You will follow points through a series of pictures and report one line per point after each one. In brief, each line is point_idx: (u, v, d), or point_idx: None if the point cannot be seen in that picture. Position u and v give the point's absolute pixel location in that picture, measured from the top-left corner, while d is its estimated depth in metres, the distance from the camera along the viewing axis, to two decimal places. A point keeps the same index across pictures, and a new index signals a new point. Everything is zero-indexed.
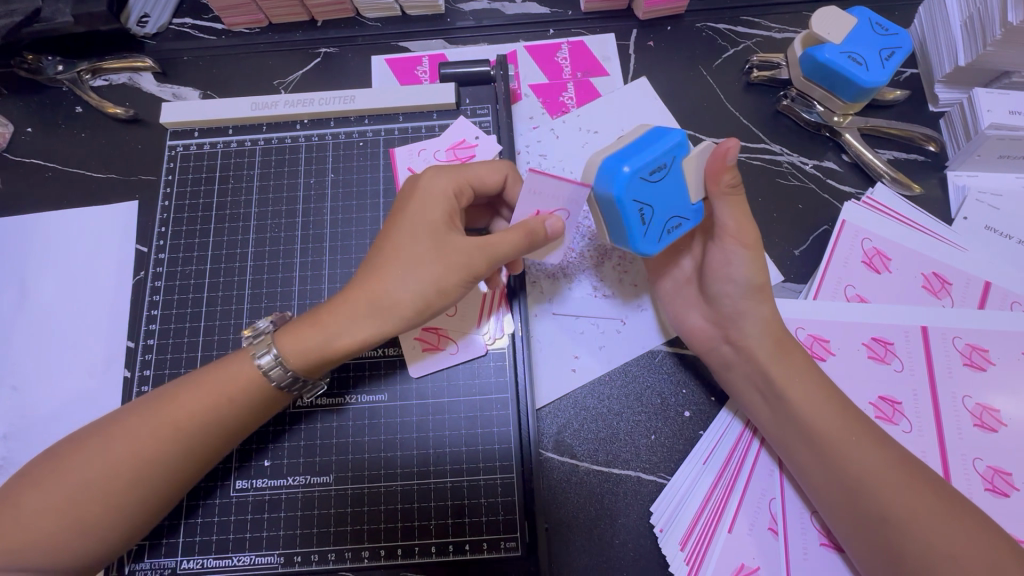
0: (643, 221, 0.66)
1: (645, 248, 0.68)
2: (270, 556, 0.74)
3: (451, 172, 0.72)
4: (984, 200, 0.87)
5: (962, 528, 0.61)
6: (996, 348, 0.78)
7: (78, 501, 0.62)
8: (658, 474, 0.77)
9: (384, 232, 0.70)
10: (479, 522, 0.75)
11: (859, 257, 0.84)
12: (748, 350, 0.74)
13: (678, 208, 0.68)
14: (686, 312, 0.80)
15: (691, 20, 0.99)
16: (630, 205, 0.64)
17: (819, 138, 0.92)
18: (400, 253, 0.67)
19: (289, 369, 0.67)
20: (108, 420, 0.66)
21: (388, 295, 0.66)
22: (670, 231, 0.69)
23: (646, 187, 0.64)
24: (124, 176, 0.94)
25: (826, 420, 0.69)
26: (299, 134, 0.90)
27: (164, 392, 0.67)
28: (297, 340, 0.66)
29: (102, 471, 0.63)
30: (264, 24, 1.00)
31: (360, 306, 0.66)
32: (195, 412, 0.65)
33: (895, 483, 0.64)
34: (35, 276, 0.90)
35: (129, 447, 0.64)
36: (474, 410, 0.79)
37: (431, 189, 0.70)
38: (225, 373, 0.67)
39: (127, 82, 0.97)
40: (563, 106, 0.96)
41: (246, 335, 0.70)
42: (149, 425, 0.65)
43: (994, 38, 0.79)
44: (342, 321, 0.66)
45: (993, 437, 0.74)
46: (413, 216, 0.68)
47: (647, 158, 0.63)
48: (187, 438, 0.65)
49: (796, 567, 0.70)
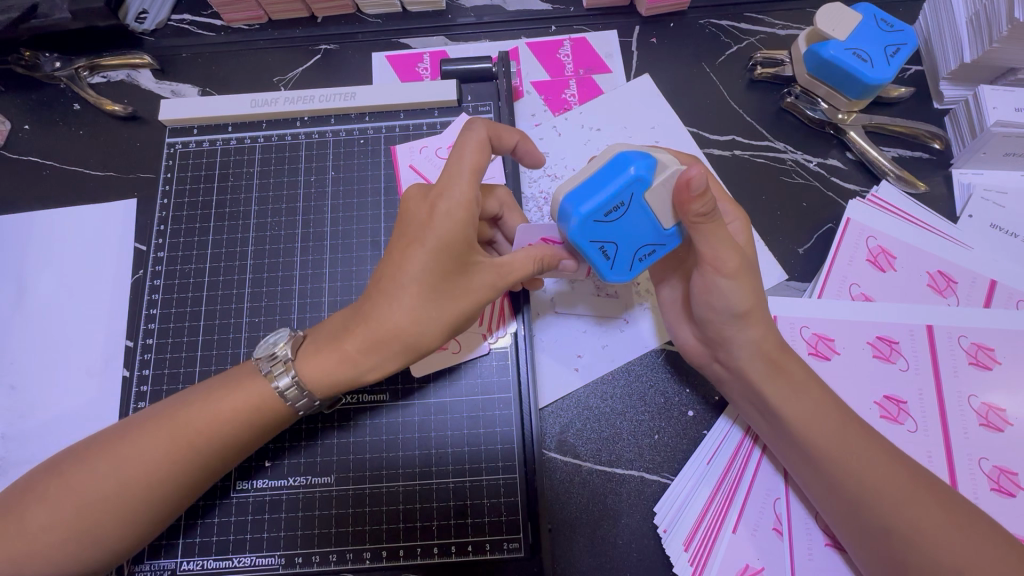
0: (608, 257, 0.67)
1: (615, 278, 0.68)
2: (271, 558, 0.73)
3: (465, 186, 0.63)
4: (989, 198, 0.86)
5: (968, 535, 0.61)
6: (1002, 346, 0.77)
7: (86, 513, 0.61)
8: (662, 474, 0.77)
9: (401, 263, 0.63)
10: (482, 522, 0.74)
11: (864, 256, 0.83)
12: (740, 371, 0.72)
13: (647, 236, 0.67)
14: (679, 326, 0.78)
15: (694, 17, 0.98)
16: (588, 245, 0.65)
17: (824, 136, 0.92)
18: (428, 292, 0.63)
19: (314, 398, 0.66)
20: (120, 429, 0.66)
21: (420, 334, 0.64)
22: (643, 258, 0.68)
23: (603, 225, 0.65)
24: (123, 174, 0.93)
25: (822, 434, 0.67)
26: (299, 132, 0.90)
27: (173, 407, 0.66)
28: (320, 367, 0.65)
29: (114, 481, 0.62)
30: (264, 20, 0.99)
31: (392, 345, 0.64)
32: (208, 433, 0.64)
33: (898, 493, 0.64)
34: (33, 274, 0.89)
35: (142, 465, 0.63)
36: (476, 410, 0.78)
37: (450, 218, 0.62)
38: (243, 398, 0.65)
39: (125, 79, 0.97)
40: (565, 103, 0.95)
41: (262, 358, 0.67)
42: (161, 442, 0.63)
43: (1000, 34, 0.78)
44: (375, 362, 0.65)
45: (999, 437, 0.74)
46: (437, 249, 0.62)
47: (602, 198, 0.63)
48: (201, 456, 0.64)
49: (800, 568, 0.70)
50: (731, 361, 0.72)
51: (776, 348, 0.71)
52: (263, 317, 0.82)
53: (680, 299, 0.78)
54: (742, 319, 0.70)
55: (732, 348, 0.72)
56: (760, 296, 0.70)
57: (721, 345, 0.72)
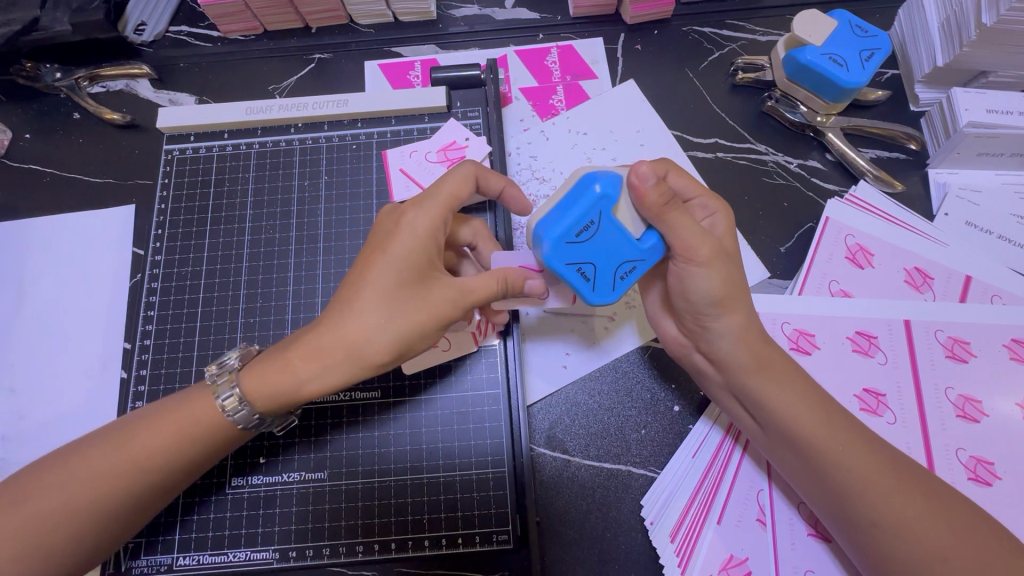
0: (588, 278, 0.67)
1: (599, 300, 0.69)
2: (266, 552, 0.75)
3: (434, 204, 0.68)
4: (964, 197, 0.89)
5: (951, 527, 0.62)
6: (977, 340, 0.80)
7: (34, 531, 0.61)
8: (649, 468, 0.79)
9: (360, 273, 0.65)
10: (471, 515, 0.76)
11: (842, 253, 0.85)
12: (723, 362, 0.73)
13: (625, 253, 0.68)
14: (661, 319, 0.80)
15: (678, 24, 1.01)
16: (565, 268, 0.66)
17: (803, 138, 0.94)
18: (378, 300, 0.64)
19: (253, 411, 0.66)
20: (69, 450, 0.65)
21: (365, 344, 0.63)
22: (625, 276, 0.69)
23: (576, 246, 0.66)
24: (121, 181, 0.95)
25: (807, 431, 0.68)
26: (294, 138, 0.92)
27: (120, 426, 0.66)
28: (262, 380, 0.65)
29: (58, 500, 0.62)
30: (259, 31, 1.02)
31: (337, 353, 0.64)
32: (152, 452, 0.64)
33: (883, 488, 0.65)
34: (32, 278, 0.91)
35: (86, 483, 0.63)
36: (465, 407, 0.80)
37: (411, 229, 0.66)
38: (188, 415, 0.66)
39: (123, 88, 0.99)
40: (552, 109, 0.98)
41: (210, 370, 0.68)
42: (104, 461, 0.64)
43: (969, 40, 0.81)
44: (316, 371, 0.64)
45: (975, 427, 0.76)
46: (394, 256, 0.65)
47: (569, 220, 0.65)
48: (145, 476, 0.64)
49: (783, 557, 0.72)
50: (713, 350, 0.73)
51: (758, 339, 0.72)
52: (258, 318, 0.84)
53: (661, 299, 0.80)
54: (719, 307, 0.70)
55: (712, 338, 0.73)
56: (735, 283, 0.70)
57: (705, 338, 0.73)
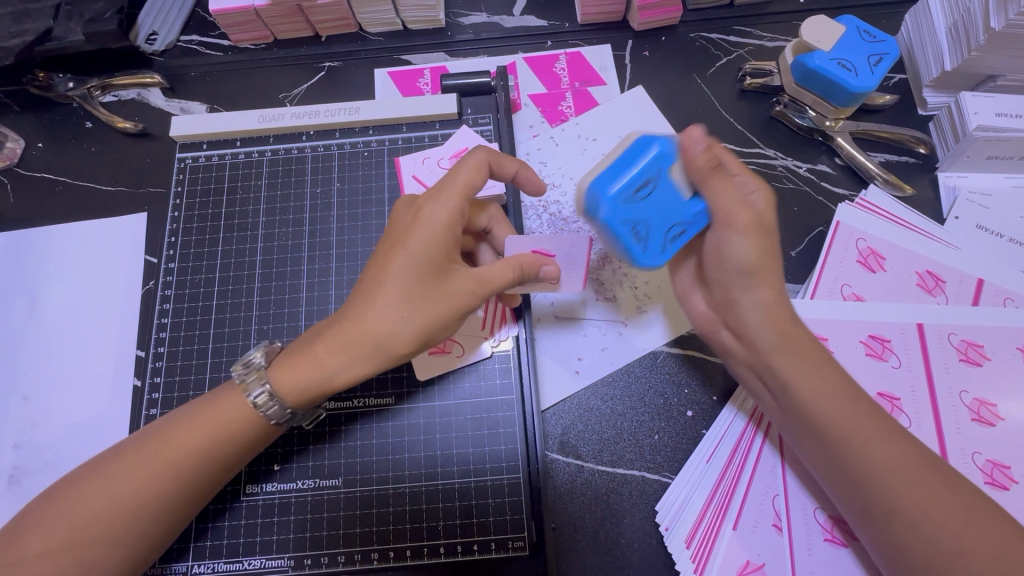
0: (639, 238, 0.68)
1: (650, 262, 0.70)
2: (281, 560, 0.75)
3: (448, 194, 0.67)
4: (975, 200, 0.89)
5: (973, 522, 0.60)
6: (990, 343, 0.79)
7: (74, 538, 0.61)
8: (662, 474, 0.78)
9: (381, 267, 0.65)
10: (487, 522, 0.75)
11: (854, 257, 0.85)
12: (751, 340, 0.71)
13: (676, 214, 0.69)
14: (692, 296, 0.79)
15: (685, 31, 1.02)
16: (620, 226, 0.67)
17: (812, 143, 0.95)
18: (402, 294, 0.64)
19: (285, 406, 0.66)
20: (103, 457, 0.65)
21: (391, 336, 0.64)
22: (673, 240, 0.70)
23: (632, 205, 0.68)
24: (133, 188, 0.96)
25: (831, 413, 0.67)
26: (305, 145, 0.93)
27: (154, 429, 0.66)
28: (292, 375, 0.65)
29: (98, 509, 0.62)
30: (270, 40, 1.02)
31: (364, 345, 0.64)
32: (192, 450, 0.65)
33: (904, 477, 0.63)
34: (45, 287, 0.92)
35: (126, 487, 0.63)
36: (480, 412, 0.80)
37: (431, 220, 0.66)
38: (224, 411, 0.66)
39: (135, 97, 1.00)
40: (562, 115, 0.98)
41: (237, 369, 0.68)
42: (143, 464, 0.63)
43: (978, 44, 0.82)
44: (343, 363, 0.65)
45: (992, 431, 0.75)
46: (414, 250, 0.65)
47: (627, 177, 0.67)
48: (184, 476, 0.64)
49: (801, 563, 0.71)
50: (744, 327, 0.72)
51: (787, 316, 0.70)
52: (271, 326, 0.84)
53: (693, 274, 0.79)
54: (752, 278, 0.69)
55: (742, 312, 0.71)
56: (768, 253, 0.68)
57: (734, 311, 0.72)
